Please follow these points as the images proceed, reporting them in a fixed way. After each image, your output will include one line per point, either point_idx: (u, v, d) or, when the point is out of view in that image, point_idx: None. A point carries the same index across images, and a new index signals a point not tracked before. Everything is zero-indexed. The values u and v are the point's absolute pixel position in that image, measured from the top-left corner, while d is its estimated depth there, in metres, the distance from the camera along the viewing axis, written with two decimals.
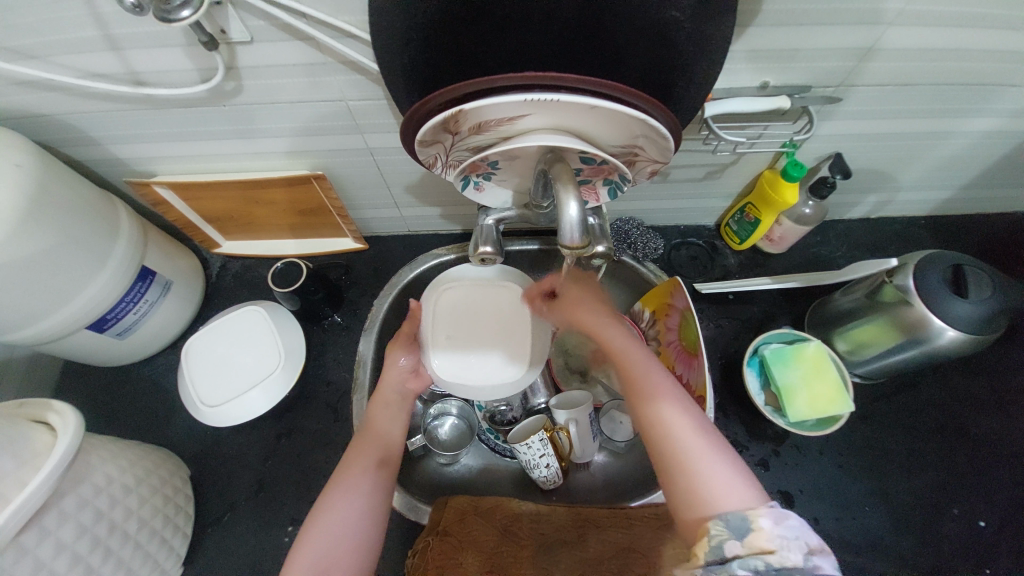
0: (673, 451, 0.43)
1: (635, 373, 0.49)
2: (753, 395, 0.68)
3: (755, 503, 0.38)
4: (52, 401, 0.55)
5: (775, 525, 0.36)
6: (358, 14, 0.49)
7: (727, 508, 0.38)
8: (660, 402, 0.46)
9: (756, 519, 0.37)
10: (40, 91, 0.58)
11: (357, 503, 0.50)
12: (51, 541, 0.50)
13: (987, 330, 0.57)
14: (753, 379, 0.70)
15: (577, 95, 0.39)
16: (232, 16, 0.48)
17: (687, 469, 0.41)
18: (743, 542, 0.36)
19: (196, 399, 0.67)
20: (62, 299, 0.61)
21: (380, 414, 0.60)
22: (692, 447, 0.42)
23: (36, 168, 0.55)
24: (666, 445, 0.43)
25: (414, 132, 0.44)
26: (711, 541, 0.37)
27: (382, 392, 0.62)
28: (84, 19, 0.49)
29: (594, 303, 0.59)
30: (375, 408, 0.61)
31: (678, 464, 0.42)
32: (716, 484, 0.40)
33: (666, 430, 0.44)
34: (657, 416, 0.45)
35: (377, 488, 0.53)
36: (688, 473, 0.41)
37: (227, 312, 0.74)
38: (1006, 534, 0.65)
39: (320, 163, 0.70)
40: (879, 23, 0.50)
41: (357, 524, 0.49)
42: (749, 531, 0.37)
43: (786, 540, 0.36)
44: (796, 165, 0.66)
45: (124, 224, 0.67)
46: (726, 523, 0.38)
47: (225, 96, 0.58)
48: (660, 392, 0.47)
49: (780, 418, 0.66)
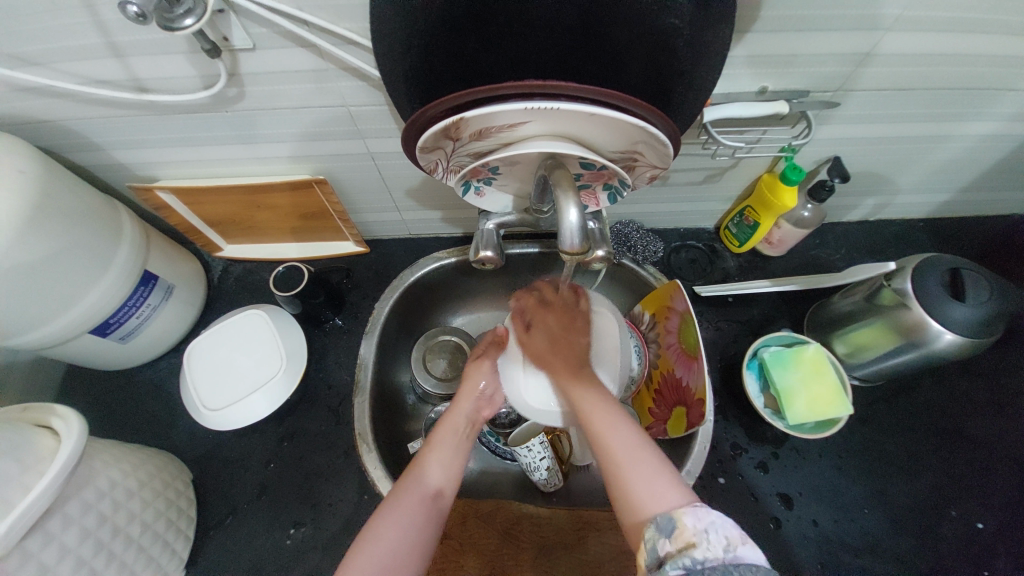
0: (611, 454, 0.45)
1: (567, 379, 0.49)
2: (752, 398, 0.69)
3: (683, 501, 0.41)
4: (55, 406, 0.55)
5: (697, 523, 0.38)
6: (359, 21, 0.49)
7: (658, 510, 0.40)
8: (600, 411, 0.47)
9: (681, 517, 0.39)
10: (42, 98, 0.58)
11: (413, 521, 0.48)
12: (55, 545, 0.50)
13: (984, 333, 0.57)
14: (752, 382, 0.71)
15: (577, 103, 0.39)
16: (234, 24, 0.49)
17: (625, 477, 0.43)
18: (671, 540, 0.39)
19: (198, 403, 0.68)
20: (65, 304, 0.61)
21: (451, 432, 0.56)
22: (624, 452, 0.44)
23: (39, 174, 0.56)
24: (607, 451, 0.45)
25: (416, 138, 0.44)
26: (649, 543, 0.40)
27: (450, 417, 0.57)
28: (87, 27, 0.49)
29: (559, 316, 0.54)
30: (443, 426, 0.56)
31: (616, 473, 0.44)
32: (652, 489, 0.42)
33: (601, 436, 0.46)
34: (596, 429, 0.46)
35: (433, 514, 0.50)
36: (626, 476, 0.43)
37: (229, 316, 0.74)
38: (1003, 535, 0.66)
39: (322, 168, 0.71)
40: (876, 29, 0.51)
41: (410, 542, 0.47)
42: (675, 529, 0.39)
43: (706, 534, 0.38)
44: (795, 169, 0.66)
45: (127, 228, 0.67)
46: (658, 526, 0.40)
47: (227, 103, 0.59)
48: (591, 402, 0.48)
49: (779, 420, 0.67)
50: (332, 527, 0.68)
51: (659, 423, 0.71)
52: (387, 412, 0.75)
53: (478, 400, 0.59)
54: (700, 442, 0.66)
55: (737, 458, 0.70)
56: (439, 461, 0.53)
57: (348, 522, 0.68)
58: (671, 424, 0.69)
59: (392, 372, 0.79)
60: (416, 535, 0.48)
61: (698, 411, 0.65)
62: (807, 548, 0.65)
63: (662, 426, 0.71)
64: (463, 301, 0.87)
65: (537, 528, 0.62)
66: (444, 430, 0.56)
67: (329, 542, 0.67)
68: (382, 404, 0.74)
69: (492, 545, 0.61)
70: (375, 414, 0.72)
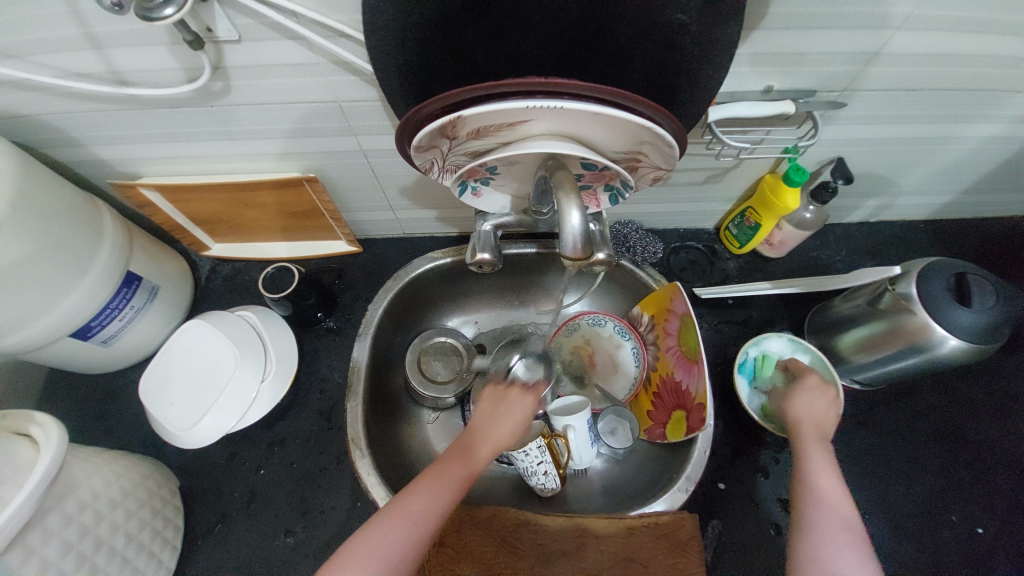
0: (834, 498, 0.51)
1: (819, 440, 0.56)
2: (745, 401, 0.68)
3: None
4: (35, 413, 0.53)
5: None
6: (351, 12, 0.47)
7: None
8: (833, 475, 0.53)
9: None
10: (18, 91, 0.55)
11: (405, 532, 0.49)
12: (36, 560, 0.48)
13: (989, 338, 0.56)
14: (744, 386, 0.70)
15: (580, 101, 0.37)
16: (219, 14, 0.46)
17: (822, 553, 0.47)
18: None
19: (187, 428, 0.62)
20: (43, 308, 0.58)
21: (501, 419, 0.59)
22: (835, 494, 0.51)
23: (15, 170, 0.53)
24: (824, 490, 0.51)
25: (411, 135, 0.42)
26: None
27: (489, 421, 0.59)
28: (62, 16, 0.47)
29: (825, 405, 0.59)
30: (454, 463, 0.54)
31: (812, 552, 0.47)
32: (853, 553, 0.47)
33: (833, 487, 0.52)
34: (821, 494, 0.51)
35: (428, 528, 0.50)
36: (826, 549, 0.47)
37: (169, 340, 0.66)
38: (1002, 539, 0.66)
39: (313, 166, 0.68)
40: (885, 27, 0.49)
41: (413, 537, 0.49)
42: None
43: None
44: (799, 170, 0.65)
45: (110, 228, 0.64)
46: None
47: (214, 97, 0.56)
48: (819, 464, 0.53)
49: (770, 425, 0.67)
50: (326, 535, 0.66)
51: (658, 427, 0.70)
52: (381, 417, 0.73)
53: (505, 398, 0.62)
54: (701, 447, 0.64)
55: (737, 463, 0.70)
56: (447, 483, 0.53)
57: (342, 528, 0.67)
58: (670, 428, 0.68)
59: (386, 375, 0.77)
60: (428, 520, 0.50)
61: (699, 416, 0.64)
62: None
63: (660, 430, 0.70)
64: (458, 302, 0.85)
65: (536, 535, 0.61)
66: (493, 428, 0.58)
67: (321, 550, 0.65)
68: (376, 407, 0.73)
69: (488, 554, 0.60)
70: (368, 418, 0.70)
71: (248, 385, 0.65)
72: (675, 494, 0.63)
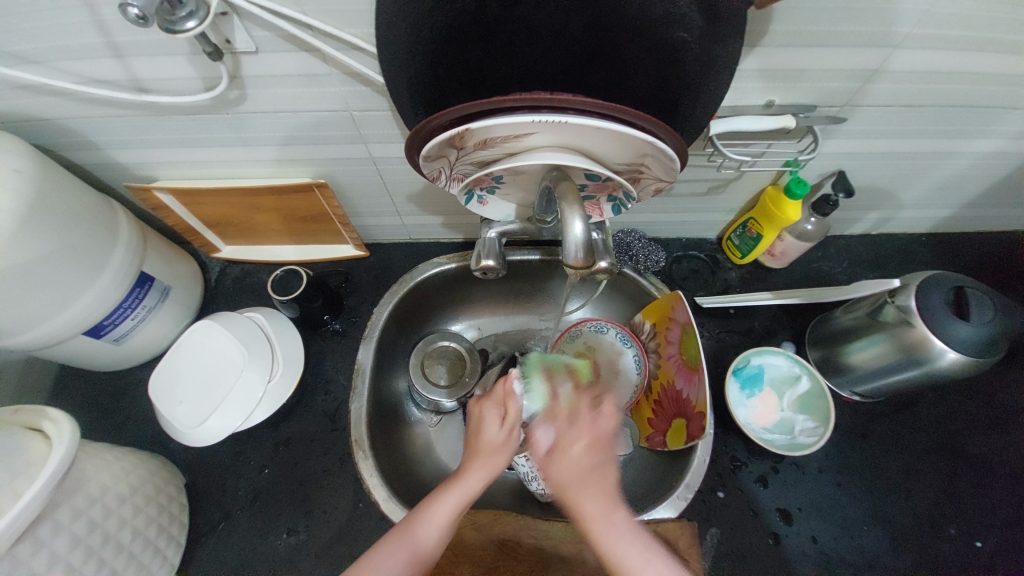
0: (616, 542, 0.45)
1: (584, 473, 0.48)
2: (733, 403, 0.69)
3: None
4: (47, 408, 0.54)
5: None
6: (365, 26, 0.48)
7: None
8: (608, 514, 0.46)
9: None
10: (41, 96, 0.57)
11: None
12: (45, 553, 0.50)
13: (988, 352, 0.57)
14: (735, 389, 0.71)
15: (583, 116, 0.39)
16: (237, 26, 0.48)
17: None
18: None
19: (193, 427, 0.63)
20: (59, 306, 0.60)
21: (488, 436, 0.52)
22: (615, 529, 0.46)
23: (35, 173, 0.55)
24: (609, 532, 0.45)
25: (420, 145, 0.43)
26: None
27: (479, 449, 0.51)
28: (85, 25, 0.48)
29: (592, 449, 0.49)
30: (432, 507, 0.49)
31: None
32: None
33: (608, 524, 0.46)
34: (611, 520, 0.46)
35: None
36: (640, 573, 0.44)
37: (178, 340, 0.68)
38: (1000, 553, 0.66)
39: (323, 172, 0.70)
40: (887, 45, 0.50)
41: None
42: None
43: None
44: (800, 183, 0.66)
45: (124, 229, 0.66)
46: None
47: (229, 105, 0.58)
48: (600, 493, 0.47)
49: (753, 431, 0.68)
50: (327, 535, 0.67)
51: (657, 434, 0.71)
52: (385, 419, 0.74)
53: (491, 438, 0.51)
54: (701, 455, 0.65)
55: (736, 471, 0.70)
56: (423, 533, 0.48)
57: (344, 529, 0.67)
58: (671, 436, 0.69)
59: (389, 378, 0.78)
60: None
61: (698, 424, 0.65)
62: (806, 563, 0.65)
63: (661, 437, 0.70)
64: (462, 307, 0.87)
65: (535, 539, 0.62)
66: (484, 447, 0.51)
67: (323, 550, 0.66)
68: (380, 409, 0.74)
69: (487, 556, 0.61)
70: (372, 421, 0.71)
71: (253, 386, 0.66)
72: (676, 501, 0.64)
